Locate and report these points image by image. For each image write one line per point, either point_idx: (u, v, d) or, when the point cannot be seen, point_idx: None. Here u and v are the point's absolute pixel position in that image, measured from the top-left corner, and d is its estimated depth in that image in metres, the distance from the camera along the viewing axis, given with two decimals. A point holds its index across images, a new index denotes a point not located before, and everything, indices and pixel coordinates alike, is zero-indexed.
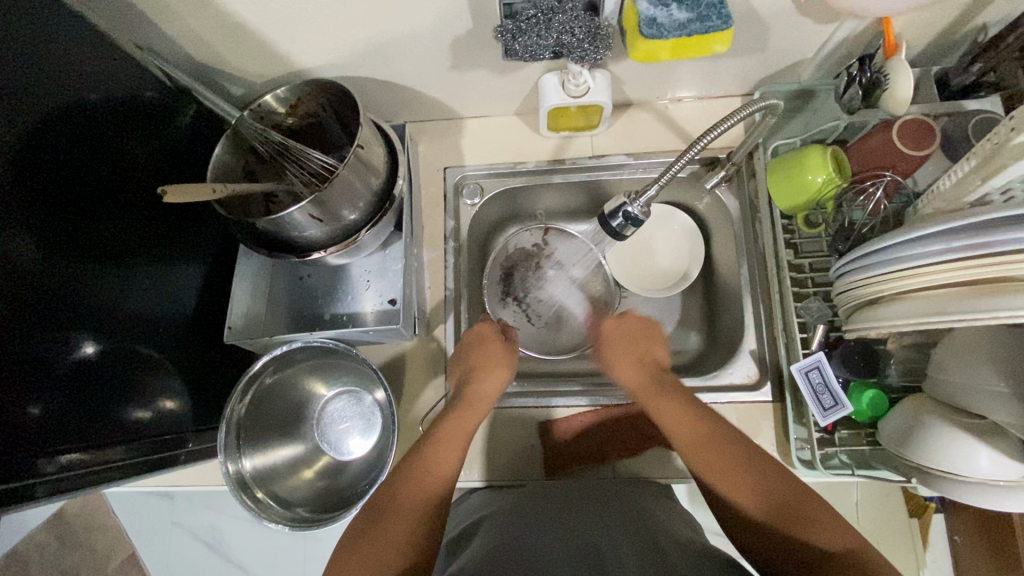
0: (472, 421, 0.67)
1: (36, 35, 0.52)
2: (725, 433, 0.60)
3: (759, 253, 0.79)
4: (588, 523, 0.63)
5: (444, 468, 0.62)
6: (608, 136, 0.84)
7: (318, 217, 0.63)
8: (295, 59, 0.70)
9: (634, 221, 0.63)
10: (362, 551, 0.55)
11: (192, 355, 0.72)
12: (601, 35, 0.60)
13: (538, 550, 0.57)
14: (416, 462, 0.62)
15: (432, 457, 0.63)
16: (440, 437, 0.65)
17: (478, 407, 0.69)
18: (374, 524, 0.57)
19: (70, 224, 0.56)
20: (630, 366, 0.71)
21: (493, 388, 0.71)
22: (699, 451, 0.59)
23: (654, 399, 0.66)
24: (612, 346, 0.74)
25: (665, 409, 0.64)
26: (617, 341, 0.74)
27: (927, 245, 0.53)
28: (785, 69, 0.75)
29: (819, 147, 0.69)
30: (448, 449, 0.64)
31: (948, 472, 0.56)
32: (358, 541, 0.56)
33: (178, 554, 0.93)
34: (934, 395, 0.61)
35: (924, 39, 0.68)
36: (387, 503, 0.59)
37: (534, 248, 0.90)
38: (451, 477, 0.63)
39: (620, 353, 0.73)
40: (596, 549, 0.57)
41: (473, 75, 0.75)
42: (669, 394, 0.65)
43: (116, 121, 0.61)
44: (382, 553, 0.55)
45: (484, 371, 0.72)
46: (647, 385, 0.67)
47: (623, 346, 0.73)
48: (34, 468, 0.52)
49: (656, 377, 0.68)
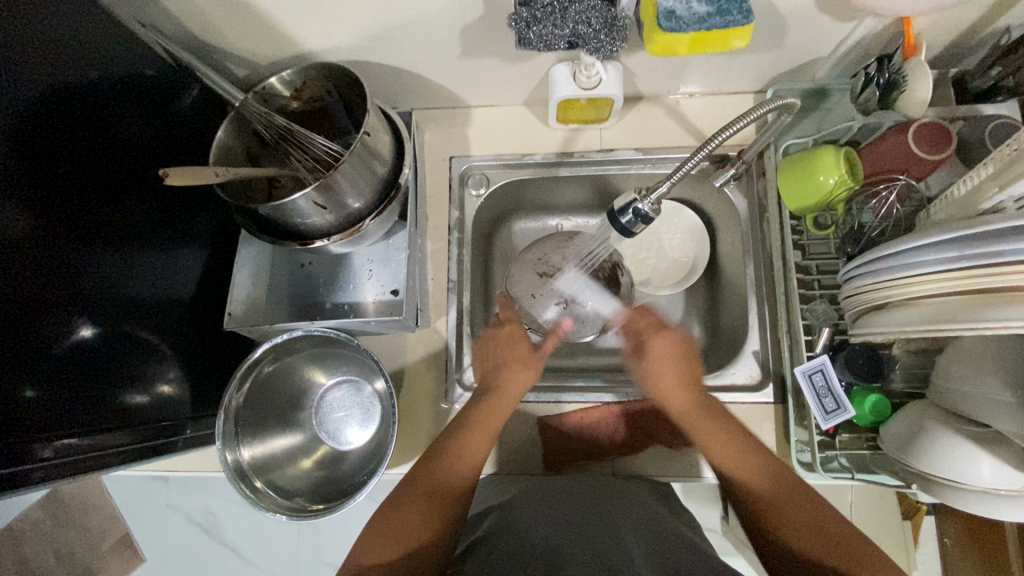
0: (499, 421, 0.66)
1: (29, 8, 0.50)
2: (781, 469, 0.61)
3: (767, 253, 0.78)
4: (592, 515, 0.63)
5: (474, 454, 0.63)
6: (618, 130, 0.83)
7: (323, 204, 0.62)
8: (301, 40, 0.68)
9: (645, 218, 0.61)
10: (383, 524, 0.58)
11: (189, 341, 0.70)
12: (617, 26, 0.59)
13: (538, 545, 0.57)
14: (447, 447, 0.63)
15: (465, 442, 0.64)
16: (469, 426, 0.65)
17: (506, 403, 0.68)
18: (398, 502, 0.59)
19: (66, 205, 0.54)
20: (673, 389, 0.68)
21: (518, 388, 0.68)
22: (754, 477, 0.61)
23: (704, 429, 0.65)
24: (653, 368, 0.69)
25: (716, 440, 0.64)
26: (668, 352, 0.69)
27: (937, 252, 0.52)
28: (800, 67, 0.74)
29: (831, 148, 0.68)
30: (476, 442, 0.64)
31: (949, 480, 0.56)
32: (384, 519, 0.58)
33: (176, 535, 0.94)
34: (939, 402, 0.61)
35: (942, 40, 0.67)
36: (411, 483, 0.61)
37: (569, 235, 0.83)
38: (478, 463, 0.63)
39: (660, 373, 0.68)
40: (603, 542, 0.57)
41: (484, 63, 0.73)
42: (723, 427, 0.64)
43: (117, 99, 0.60)
44: (412, 531, 0.57)
45: (513, 369, 0.69)
46: (696, 414, 0.66)
47: (662, 365, 0.69)
48: (31, 452, 0.51)
49: (708, 405, 0.66)
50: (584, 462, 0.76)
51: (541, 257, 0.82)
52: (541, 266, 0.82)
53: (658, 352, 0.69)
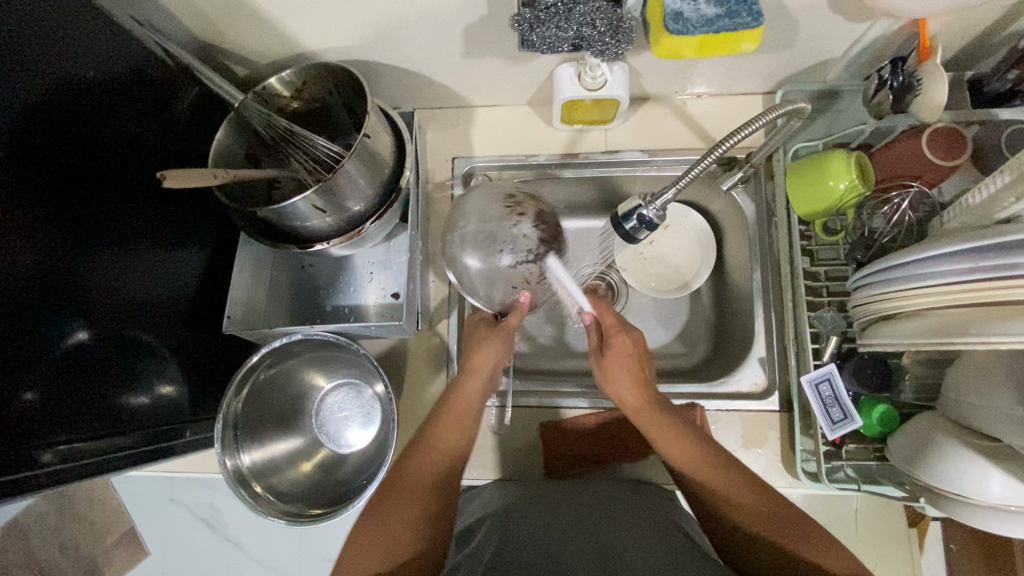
0: (473, 397, 0.68)
1: (17, 9, 0.48)
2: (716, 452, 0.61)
3: (774, 258, 0.77)
4: (592, 522, 0.62)
5: (450, 437, 0.65)
6: (624, 130, 0.81)
7: (323, 208, 0.61)
8: (302, 40, 0.67)
9: (649, 225, 0.60)
10: (376, 531, 0.57)
11: (188, 342, 0.70)
12: (623, 28, 0.57)
13: (536, 553, 0.57)
14: (426, 436, 0.65)
15: (440, 428, 0.65)
16: (444, 411, 0.66)
17: (479, 378, 0.69)
18: (383, 502, 0.59)
19: (63, 208, 0.54)
20: (627, 388, 0.66)
21: (489, 359, 0.70)
22: (697, 460, 0.60)
23: (654, 426, 0.63)
24: (610, 365, 0.67)
25: (661, 433, 0.63)
26: (618, 351, 0.67)
27: (949, 263, 0.51)
28: (811, 69, 0.72)
29: (842, 152, 0.66)
30: (451, 427, 0.65)
31: (957, 495, 0.55)
32: (370, 521, 0.58)
33: (178, 533, 0.87)
34: (949, 415, 0.60)
35: (958, 42, 0.65)
36: (392, 479, 0.62)
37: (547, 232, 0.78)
38: (458, 450, 0.64)
39: (614, 370, 0.67)
40: (606, 553, 0.56)
41: (487, 63, 0.72)
42: (672, 421, 0.63)
43: (114, 99, 0.59)
44: (398, 531, 0.56)
45: (481, 342, 0.71)
46: (646, 410, 0.65)
47: (618, 366, 0.67)
48: (33, 458, 0.51)
49: (654, 401, 0.65)
50: (586, 468, 0.75)
51: (498, 233, 0.73)
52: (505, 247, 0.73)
53: (618, 350, 0.67)
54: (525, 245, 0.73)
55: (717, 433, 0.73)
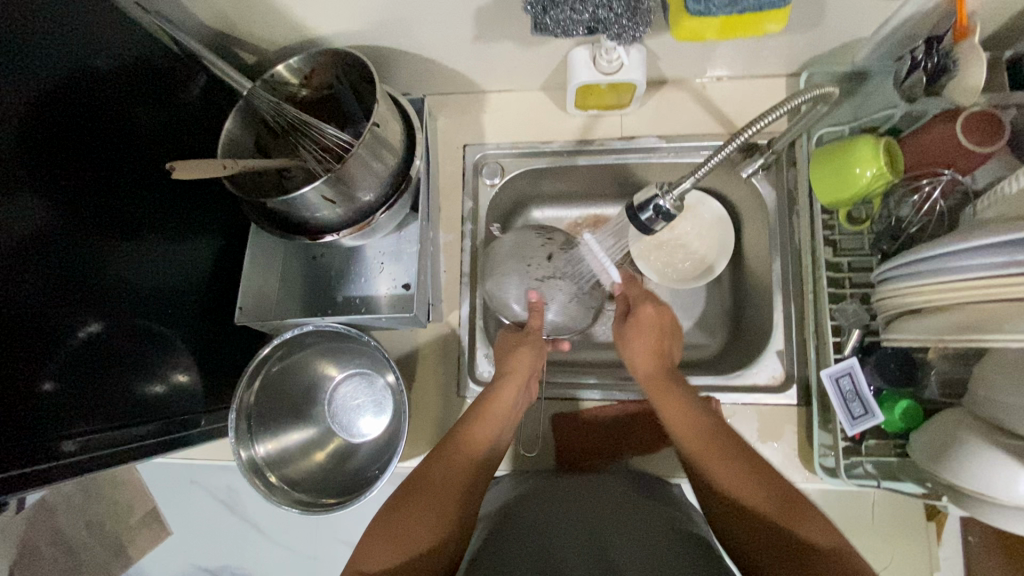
0: (511, 399, 0.67)
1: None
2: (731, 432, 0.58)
3: (795, 249, 0.74)
4: (594, 526, 0.60)
5: (478, 444, 0.63)
6: (640, 116, 0.79)
7: (332, 198, 0.61)
8: (310, 26, 0.66)
9: (665, 216, 0.58)
10: (388, 527, 0.54)
11: (201, 331, 0.70)
12: (641, 10, 0.55)
13: (541, 547, 0.57)
14: (453, 442, 0.62)
15: (470, 432, 0.63)
16: (476, 415, 0.65)
17: (514, 380, 0.68)
18: (402, 502, 0.56)
19: (78, 200, 0.54)
20: (643, 353, 0.69)
21: (525, 365, 0.70)
22: (710, 444, 0.57)
23: (664, 396, 0.63)
24: (633, 333, 0.70)
25: (670, 404, 0.62)
26: (643, 321, 0.71)
27: (986, 258, 0.49)
28: (838, 49, 0.69)
29: (871, 138, 0.64)
30: (480, 431, 0.64)
31: (982, 495, 0.53)
32: (389, 517, 0.55)
33: (193, 521, 0.88)
34: (976, 412, 0.57)
35: (998, 19, 0.61)
36: (412, 482, 0.58)
37: (551, 243, 0.77)
38: (486, 456, 0.63)
39: (637, 337, 0.70)
40: (606, 561, 0.54)
41: (499, 47, 0.70)
42: (680, 397, 0.62)
43: (125, 89, 0.58)
44: (416, 534, 0.53)
45: (518, 350, 0.71)
46: (660, 377, 0.65)
47: (639, 334, 0.70)
48: (53, 449, 0.52)
49: (669, 373, 0.66)
50: (597, 461, 0.74)
51: (534, 261, 0.75)
52: (538, 271, 0.75)
53: (641, 318, 0.71)
54: (557, 271, 0.76)
55: (732, 426, 0.71)
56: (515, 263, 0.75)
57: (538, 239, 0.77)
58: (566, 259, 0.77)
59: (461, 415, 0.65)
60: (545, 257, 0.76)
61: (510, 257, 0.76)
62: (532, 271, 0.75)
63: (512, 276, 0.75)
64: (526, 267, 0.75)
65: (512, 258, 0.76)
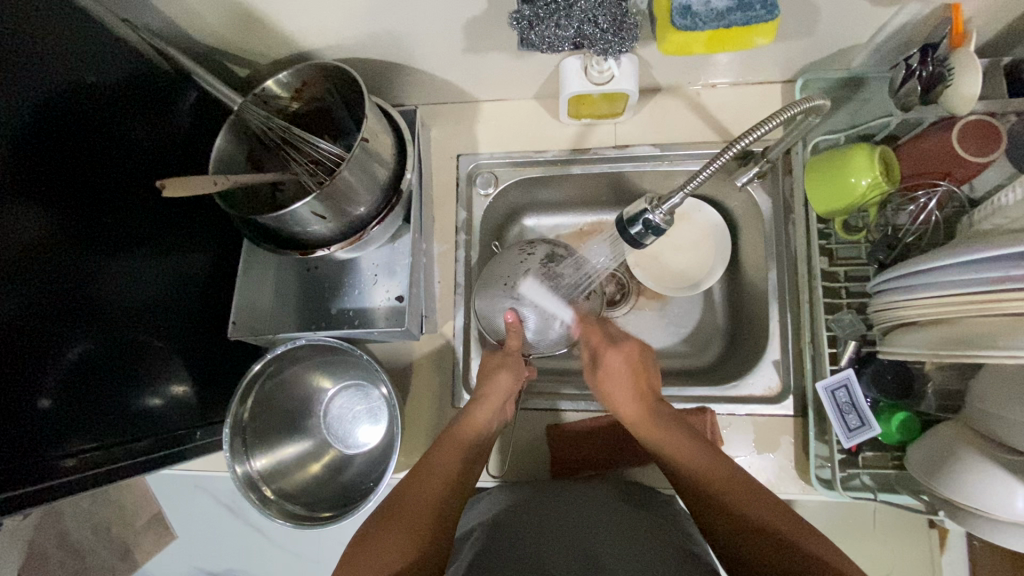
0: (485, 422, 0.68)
1: None
2: (730, 462, 0.58)
3: (792, 257, 0.74)
4: (577, 541, 0.60)
5: (451, 466, 0.62)
6: (634, 124, 0.78)
7: (323, 214, 0.60)
8: (300, 40, 0.66)
9: (656, 230, 0.58)
10: (366, 551, 0.54)
11: (195, 345, 0.70)
12: (628, 24, 0.55)
13: (519, 564, 0.57)
14: (428, 467, 0.62)
15: (438, 456, 0.64)
16: (446, 442, 0.65)
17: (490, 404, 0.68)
18: (380, 525, 0.56)
19: (72, 217, 0.55)
20: (625, 400, 0.68)
21: (504, 387, 0.70)
22: (716, 473, 0.57)
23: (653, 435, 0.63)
24: (609, 381, 0.70)
25: (671, 440, 0.61)
26: (614, 367, 0.71)
27: (984, 270, 0.48)
28: (833, 56, 0.68)
29: (865, 147, 0.63)
30: (451, 456, 0.63)
31: (978, 510, 0.52)
32: (365, 543, 0.55)
33: (195, 531, 0.89)
34: (972, 425, 0.56)
35: (997, 23, 0.60)
36: (389, 507, 0.58)
37: (530, 258, 0.74)
38: (463, 476, 0.63)
39: (612, 385, 0.70)
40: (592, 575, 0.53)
41: (491, 58, 0.69)
42: (673, 430, 0.62)
43: (117, 106, 0.59)
44: (392, 554, 0.53)
45: (493, 374, 0.71)
46: (648, 418, 0.65)
47: (616, 380, 0.70)
48: (52, 467, 0.52)
49: (654, 412, 0.66)
50: (591, 472, 0.74)
51: (513, 277, 0.72)
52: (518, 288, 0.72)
53: (612, 367, 0.71)
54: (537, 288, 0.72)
55: (728, 437, 0.71)
56: (496, 280, 0.73)
57: (522, 254, 0.74)
58: (549, 268, 0.73)
59: (432, 443, 0.65)
60: (526, 274, 0.72)
61: (492, 276, 0.74)
62: (512, 289, 0.72)
63: (494, 295, 0.73)
64: (506, 284, 0.72)
65: (494, 275, 0.74)
